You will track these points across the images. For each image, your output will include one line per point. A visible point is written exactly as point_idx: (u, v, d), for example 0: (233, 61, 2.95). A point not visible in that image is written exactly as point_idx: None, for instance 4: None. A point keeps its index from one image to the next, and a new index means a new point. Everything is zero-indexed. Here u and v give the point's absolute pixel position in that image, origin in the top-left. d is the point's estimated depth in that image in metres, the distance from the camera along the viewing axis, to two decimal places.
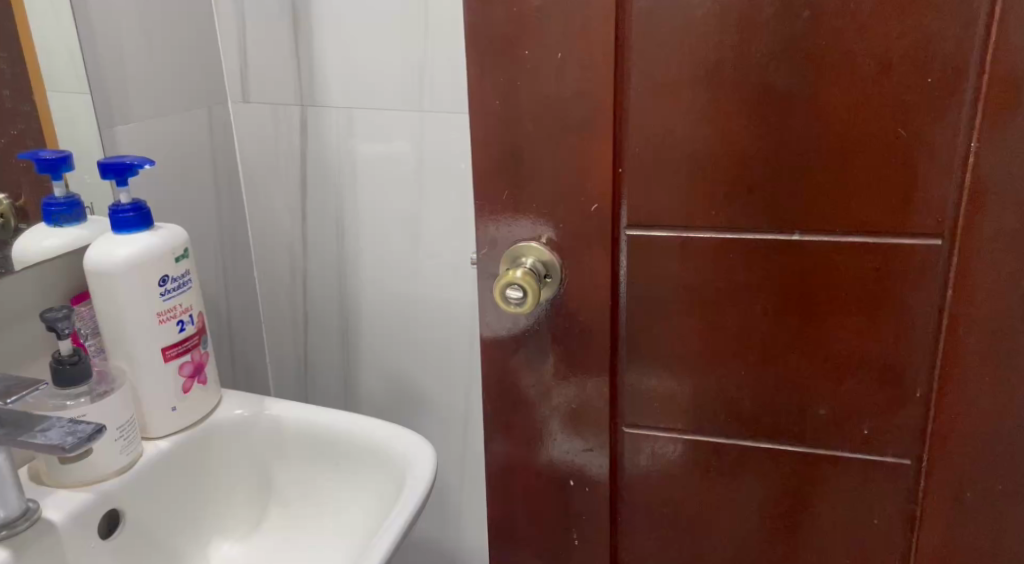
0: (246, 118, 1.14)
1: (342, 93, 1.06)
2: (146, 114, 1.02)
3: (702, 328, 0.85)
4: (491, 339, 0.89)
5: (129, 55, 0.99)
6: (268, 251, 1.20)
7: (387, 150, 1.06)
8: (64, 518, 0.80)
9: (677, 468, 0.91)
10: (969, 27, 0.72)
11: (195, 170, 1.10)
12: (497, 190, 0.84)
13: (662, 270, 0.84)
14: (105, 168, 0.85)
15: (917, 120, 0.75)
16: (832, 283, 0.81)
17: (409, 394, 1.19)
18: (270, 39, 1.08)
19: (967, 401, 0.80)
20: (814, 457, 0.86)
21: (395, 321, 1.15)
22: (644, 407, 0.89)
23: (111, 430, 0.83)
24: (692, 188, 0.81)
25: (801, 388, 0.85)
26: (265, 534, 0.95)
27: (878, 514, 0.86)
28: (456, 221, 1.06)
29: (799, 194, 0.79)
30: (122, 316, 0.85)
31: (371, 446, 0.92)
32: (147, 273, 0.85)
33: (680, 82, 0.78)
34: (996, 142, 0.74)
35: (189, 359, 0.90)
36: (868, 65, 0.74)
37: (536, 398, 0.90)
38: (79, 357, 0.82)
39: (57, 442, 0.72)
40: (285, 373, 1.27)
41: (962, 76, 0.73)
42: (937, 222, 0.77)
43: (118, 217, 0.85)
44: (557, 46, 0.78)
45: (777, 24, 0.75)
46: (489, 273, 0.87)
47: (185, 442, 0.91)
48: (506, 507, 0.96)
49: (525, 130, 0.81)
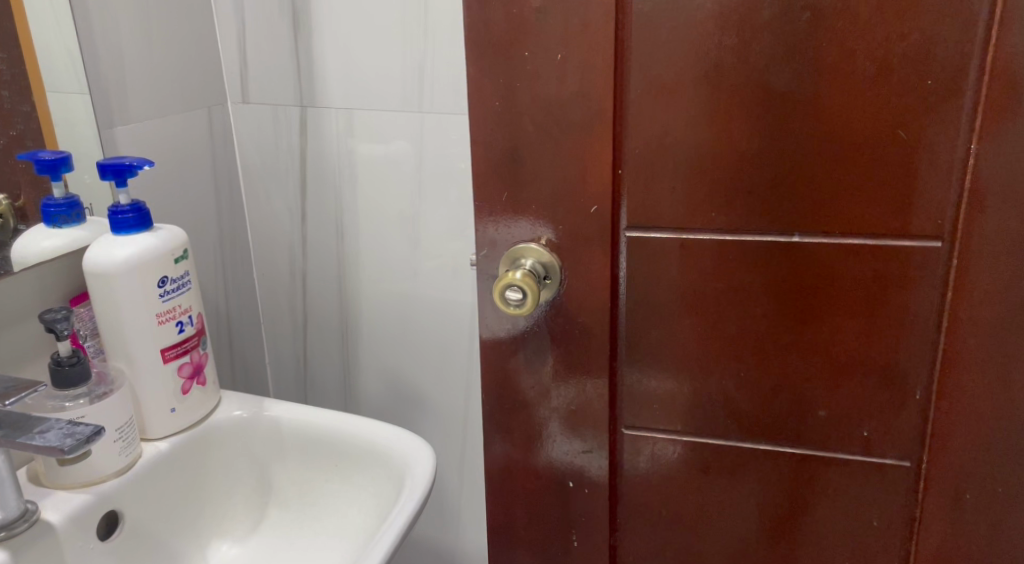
0: (246, 118, 1.14)
1: (342, 94, 1.06)
2: (145, 115, 1.02)
3: (702, 329, 0.85)
4: (490, 340, 0.89)
5: (128, 55, 0.99)
6: (268, 251, 1.20)
7: (387, 150, 1.06)
8: (63, 520, 0.80)
9: (676, 470, 0.91)
10: (970, 28, 0.72)
11: (195, 171, 1.10)
12: (496, 191, 0.84)
13: (661, 271, 0.84)
14: (104, 169, 0.85)
15: (918, 122, 0.75)
16: (832, 285, 0.81)
17: (409, 394, 1.19)
18: (270, 40, 1.08)
19: (967, 403, 0.80)
20: (814, 459, 0.86)
21: (395, 322, 1.15)
22: (644, 409, 0.89)
23: (111, 431, 0.83)
24: (692, 189, 0.81)
25: (801, 390, 0.84)
26: (264, 535, 0.95)
27: (878, 516, 0.86)
28: (456, 222, 1.06)
29: (799, 195, 0.79)
30: (121, 317, 0.85)
31: (371, 447, 0.92)
32: (146, 274, 0.85)
33: (680, 83, 0.78)
34: (996, 143, 0.74)
35: (189, 360, 0.90)
36: (869, 66, 0.74)
37: (536, 399, 0.90)
38: (79, 358, 0.82)
39: (56, 443, 0.72)
40: (284, 373, 1.27)
41: (963, 78, 0.73)
42: (937, 224, 0.77)
43: (117, 218, 0.85)
44: (557, 47, 0.78)
45: (777, 26, 0.74)
46: (489, 274, 0.87)
47: (185, 442, 0.91)
48: (505, 508, 0.96)
49: (525, 131, 0.81)
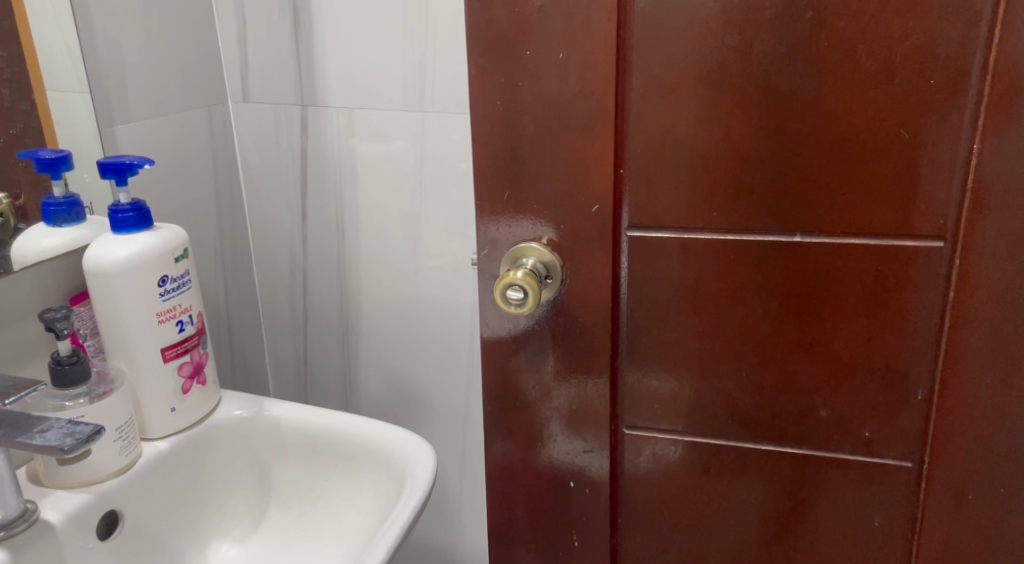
0: (246, 118, 1.13)
1: (343, 93, 1.06)
2: (146, 114, 1.02)
3: (703, 329, 0.85)
4: (491, 340, 0.89)
5: (128, 54, 0.98)
6: (268, 251, 1.20)
7: (388, 150, 1.06)
8: (63, 520, 0.79)
9: (677, 470, 0.90)
10: (972, 27, 0.71)
11: (195, 170, 1.10)
12: (497, 190, 0.84)
13: (662, 271, 0.84)
14: (104, 168, 0.85)
15: (920, 122, 0.74)
16: (834, 285, 0.80)
17: (409, 394, 1.18)
18: (270, 39, 1.08)
19: (969, 403, 0.80)
20: (815, 459, 0.86)
21: (395, 321, 1.15)
22: (645, 409, 0.89)
23: (111, 431, 0.83)
24: (693, 189, 0.81)
25: (802, 390, 0.84)
26: (265, 535, 0.95)
27: (879, 516, 0.86)
28: (457, 221, 1.06)
29: (800, 195, 0.79)
30: (121, 317, 0.85)
31: (371, 447, 0.92)
32: (146, 273, 0.85)
33: (681, 83, 0.78)
34: (998, 143, 0.73)
35: (189, 360, 0.90)
36: (870, 65, 0.74)
37: (537, 399, 0.90)
38: (79, 357, 0.82)
39: (56, 443, 0.71)
40: (284, 372, 1.27)
41: (965, 77, 0.73)
42: (939, 224, 0.77)
43: (117, 217, 0.85)
44: (558, 46, 0.78)
45: (779, 25, 0.74)
46: (489, 274, 0.87)
47: (185, 442, 0.91)
48: (506, 508, 0.96)
49: (526, 130, 0.81)
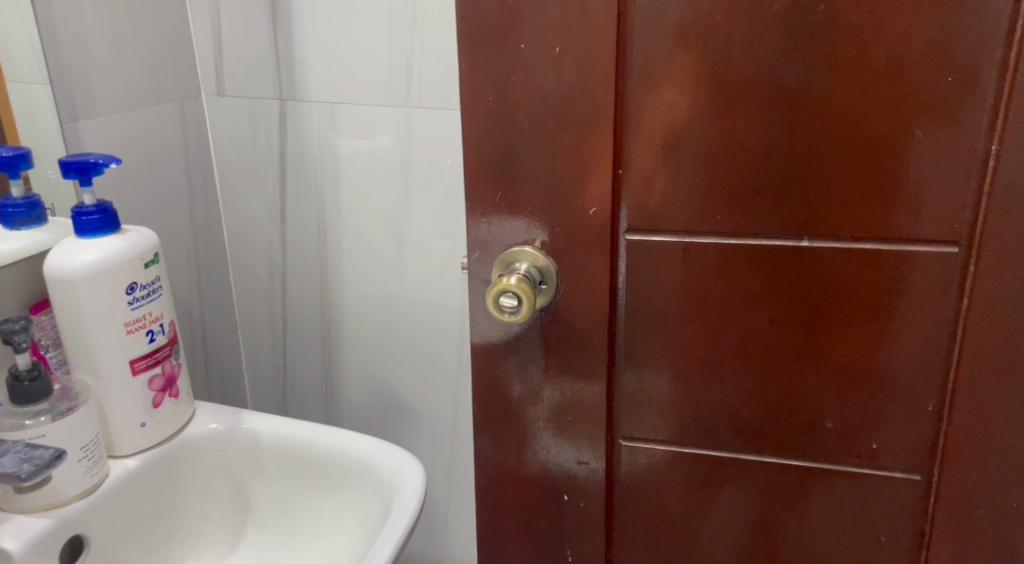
0: (221, 110, 1.08)
1: (324, 86, 1.00)
2: (113, 108, 0.96)
3: (704, 337, 0.81)
4: (481, 346, 0.85)
5: (94, 43, 0.93)
6: (245, 250, 1.14)
7: (371, 146, 1.01)
8: (22, 548, 0.74)
9: (677, 483, 0.87)
10: (993, 23, 0.68)
11: (167, 163, 1.04)
12: (488, 190, 0.79)
13: (663, 277, 0.80)
14: (66, 167, 0.79)
15: (936, 123, 0.71)
16: (842, 292, 0.77)
17: (392, 399, 1.14)
18: (248, 29, 1.02)
19: (982, 414, 0.77)
20: (821, 472, 0.82)
21: (379, 323, 1.10)
22: (642, 419, 0.85)
23: (74, 451, 0.78)
24: (694, 190, 0.76)
25: (807, 401, 0.80)
26: (242, 556, 0.89)
27: (886, 532, 0.83)
28: (444, 219, 1.01)
29: (807, 198, 0.75)
30: (86, 327, 0.80)
31: (355, 463, 0.87)
32: (115, 280, 0.80)
33: (684, 77, 0.73)
34: (1017, 144, 0.70)
35: (160, 372, 0.85)
36: (885, 62, 0.70)
37: (529, 409, 0.86)
38: (39, 371, 0.76)
39: (12, 469, 0.68)
40: (262, 377, 1.22)
41: (985, 75, 0.69)
42: (954, 228, 0.73)
43: (82, 220, 0.80)
44: (555, 39, 0.73)
45: (790, 17, 0.70)
46: (480, 279, 0.82)
47: (156, 458, 0.86)
48: (497, 521, 0.92)
49: (520, 128, 0.76)
